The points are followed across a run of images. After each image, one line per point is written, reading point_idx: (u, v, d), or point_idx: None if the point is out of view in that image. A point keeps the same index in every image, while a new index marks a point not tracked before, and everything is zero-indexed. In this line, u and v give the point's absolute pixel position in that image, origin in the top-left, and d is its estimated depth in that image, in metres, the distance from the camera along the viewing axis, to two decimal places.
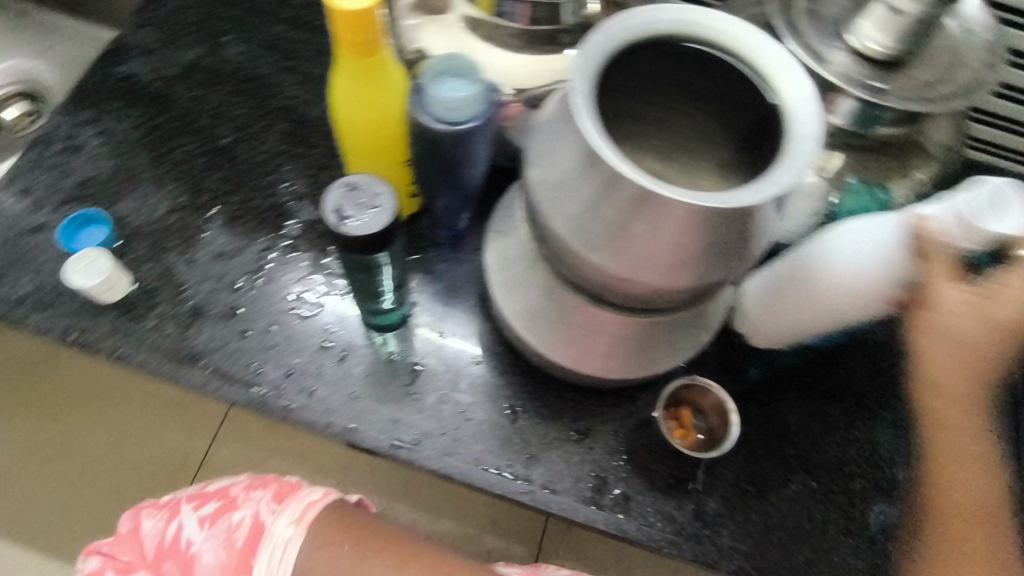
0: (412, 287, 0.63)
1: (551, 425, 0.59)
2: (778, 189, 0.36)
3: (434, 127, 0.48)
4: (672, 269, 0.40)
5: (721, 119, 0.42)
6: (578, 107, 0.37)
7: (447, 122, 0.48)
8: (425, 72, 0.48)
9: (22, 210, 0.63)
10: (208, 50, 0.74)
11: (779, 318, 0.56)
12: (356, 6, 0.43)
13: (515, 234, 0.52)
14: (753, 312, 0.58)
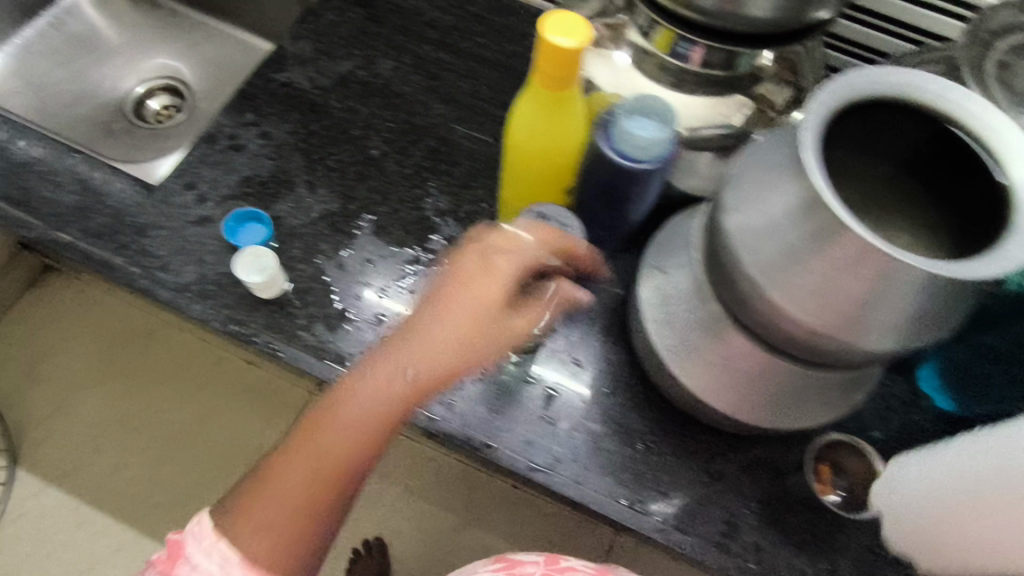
0: None
1: (682, 463, 0.59)
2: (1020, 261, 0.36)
3: (638, 169, 0.49)
4: (867, 330, 0.40)
5: (925, 176, 0.44)
6: (807, 163, 0.38)
7: (648, 160, 0.48)
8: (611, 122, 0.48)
9: (188, 203, 0.66)
10: (361, 63, 0.76)
11: (927, 508, 0.51)
12: (565, 46, 0.44)
13: (679, 272, 0.53)
14: (911, 480, 0.53)
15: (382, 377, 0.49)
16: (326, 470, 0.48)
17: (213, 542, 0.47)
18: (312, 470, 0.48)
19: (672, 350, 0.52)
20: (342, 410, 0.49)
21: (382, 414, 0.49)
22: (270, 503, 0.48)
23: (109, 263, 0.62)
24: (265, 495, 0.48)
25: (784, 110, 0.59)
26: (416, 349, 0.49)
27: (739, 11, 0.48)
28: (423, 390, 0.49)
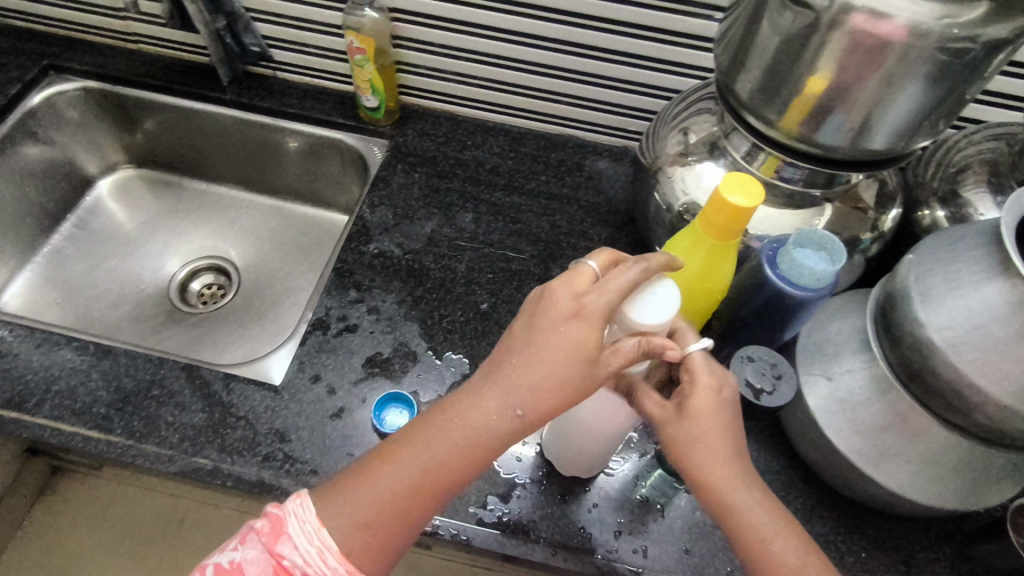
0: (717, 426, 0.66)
1: (878, 558, 0.59)
2: None
3: (819, 295, 0.52)
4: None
5: None
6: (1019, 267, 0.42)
7: (827, 285, 0.52)
8: (776, 264, 0.53)
9: (320, 395, 0.65)
10: (442, 221, 0.80)
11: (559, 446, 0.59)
12: (740, 204, 0.49)
13: (856, 376, 0.55)
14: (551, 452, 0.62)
15: (490, 411, 0.45)
16: (431, 479, 0.45)
17: (319, 526, 0.44)
18: (416, 474, 0.45)
19: (865, 455, 0.54)
20: (458, 417, 0.46)
21: (475, 448, 0.45)
22: (384, 486, 0.45)
23: (259, 481, 0.59)
24: (376, 480, 0.45)
25: (880, 211, 0.64)
26: (548, 394, 0.45)
27: (860, 145, 0.53)
28: (529, 431, 0.46)
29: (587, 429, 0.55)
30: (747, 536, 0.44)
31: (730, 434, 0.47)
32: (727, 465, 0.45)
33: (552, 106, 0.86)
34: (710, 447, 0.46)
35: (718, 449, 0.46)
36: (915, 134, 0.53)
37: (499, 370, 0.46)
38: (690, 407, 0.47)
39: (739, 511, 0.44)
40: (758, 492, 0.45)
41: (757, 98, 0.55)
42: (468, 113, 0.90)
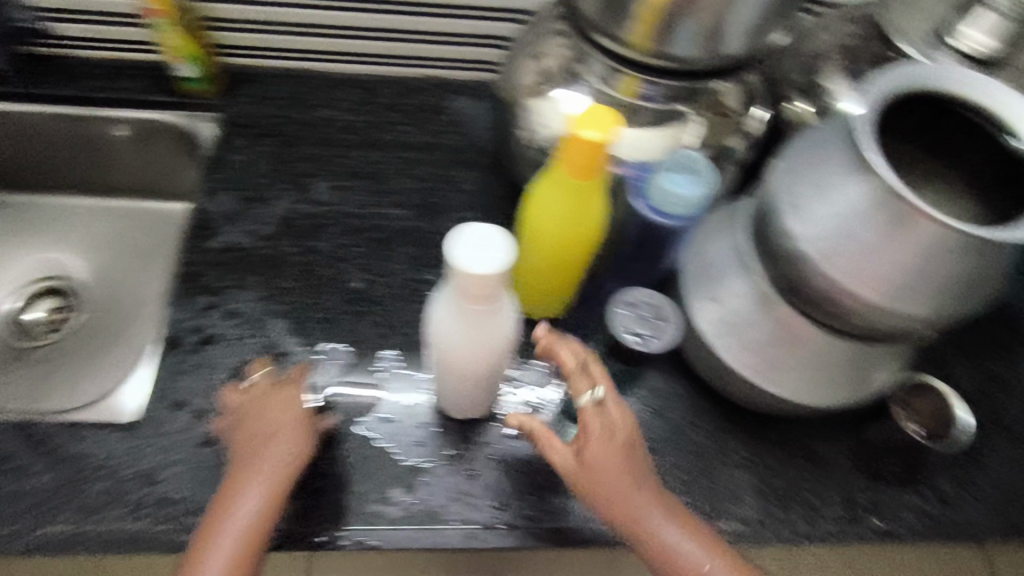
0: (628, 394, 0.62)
1: (783, 459, 0.61)
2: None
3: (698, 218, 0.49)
4: (952, 299, 0.43)
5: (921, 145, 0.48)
6: (880, 169, 0.40)
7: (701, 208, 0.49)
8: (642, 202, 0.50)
9: (185, 424, 0.57)
10: (296, 197, 0.71)
11: (456, 392, 0.55)
12: (593, 142, 0.44)
13: (740, 296, 0.54)
14: (451, 400, 0.58)
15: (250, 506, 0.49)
16: (246, 536, 0.48)
17: None
18: (232, 543, 0.47)
19: (756, 371, 0.54)
20: (230, 489, 0.50)
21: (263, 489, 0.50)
22: (217, 565, 0.46)
23: (131, 535, 0.52)
24: (223, 522, 0.48)
25: (745, 113, 0.62)
26: (284, 430, 0.52)
27: (713, 49, 0.50)
28: (291, 448, 0.52)
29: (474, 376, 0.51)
30: (677, 564, 0.48)
31: (631, 471, 0.50)
32: (638, 500, 0.49)
33: (400, 46, 0.76)
34: (617, 486, 0.49)
35: (618, 482, 0.50)
36: (766, 29, 0.50)
37: (226, 490, 0.50)
38: (587, 453, 0.51)
39: (655, 533, 0.49)
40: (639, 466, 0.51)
41: (600, 14, 0.50)
42: (305, 68, 0.78)
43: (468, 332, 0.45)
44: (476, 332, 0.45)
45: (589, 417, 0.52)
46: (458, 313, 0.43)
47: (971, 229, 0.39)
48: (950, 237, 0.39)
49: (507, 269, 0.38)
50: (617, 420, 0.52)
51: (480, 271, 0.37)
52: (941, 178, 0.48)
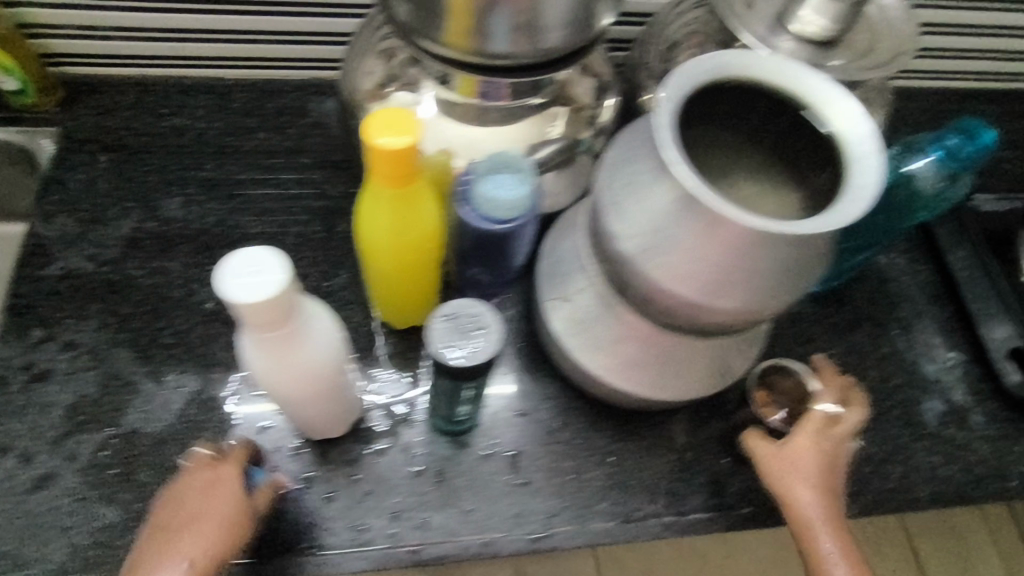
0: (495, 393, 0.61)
1: (654, 453, 0.61)
2: (859, 208, 0.39)
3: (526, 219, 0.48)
4: (774, 290, 0.42)
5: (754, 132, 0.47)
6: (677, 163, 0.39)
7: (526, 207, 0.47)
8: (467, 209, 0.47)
9: (12, 470, 0.53)
10: (143, 215, 0.66)
11: (304, 419, 0.52)
12: (397, 149, 0.41)
13: (584, 296, 0.52)
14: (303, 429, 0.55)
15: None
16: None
17: None
18: None
19: (610, 371, 0.53)
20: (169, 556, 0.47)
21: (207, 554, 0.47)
22: None
23: None
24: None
25: (596, 105, 0.61)
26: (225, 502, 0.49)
27: (534, 43, 0.48)
28: (227, 512, 0.49)
29: (313, 402, 0.49)
30: (811, 543, 0.53)
31: (823, 467, 0.55)
32: (812, 492, 0.54)
33: (254, 48, 0.73)
34: (801, 483, 0.54)
35: (814, 482, 0.54)
36: (587, 19, 0.48)
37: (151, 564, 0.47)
38: (799, 456, 0.55)
39: (813, 518, 0.53)
40: (825, 473, 0.55)
41: (414, 17, 0.48)
42: (154, 75, 0.74)
43: (280, 363, 0.42)
44: (292, 359, 0.42)
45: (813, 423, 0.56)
46: (258, 346, 0.40)
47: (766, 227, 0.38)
48: (753, 229, 0.38)
49: (287, 288, 0.36)
50: (825, 430, 0.56)
51: (254, 296, 0.35)
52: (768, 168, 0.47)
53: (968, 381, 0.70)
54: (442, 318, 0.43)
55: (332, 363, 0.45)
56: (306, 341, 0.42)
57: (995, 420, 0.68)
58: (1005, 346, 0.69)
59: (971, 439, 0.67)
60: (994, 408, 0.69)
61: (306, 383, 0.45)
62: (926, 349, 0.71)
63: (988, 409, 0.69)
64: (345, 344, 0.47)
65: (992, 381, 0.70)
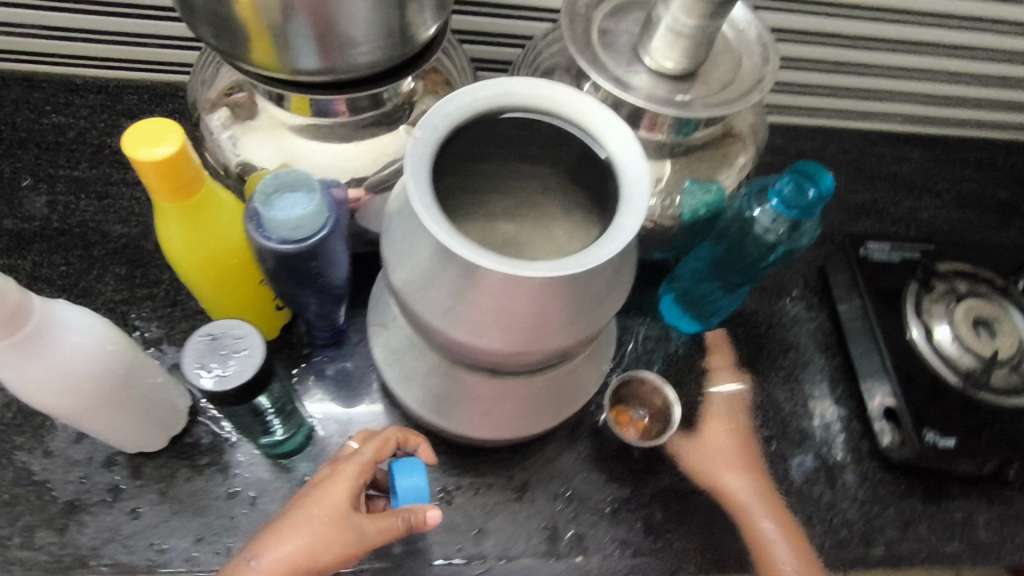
0: (308, 410, 0.60)
1: (489, 491, 0.59)
2: (609, 253, 0.37)
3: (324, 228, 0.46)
4: (540, 333, 0.40)
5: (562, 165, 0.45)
6: (420, 204, 0.37)
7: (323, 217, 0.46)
8: (264, 235, 0.45)
9: None
10: (5, 211, 0.66)
11: (112, 434, 0.51)
12: (165, 156, 0.40)
13: (395, 324, 0.51)
14: (122, 445, 0.54)
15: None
16: None
17: None
18: None
19: (421, 402, 0.52)
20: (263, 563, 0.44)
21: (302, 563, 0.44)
22: None
23: None
24: None
25: None
26: (321, 516, 0.45)
27: (345, 60, 0.47)
28: (350, 518, 0.46)
29: (102, 412, 0.48)
30: (749, 527, 0.58)
31: (739, 450, 0.62)
32: (733, 471, 0.60)
33: (139, 50, 0.72)
34: (724, 462, 0.60)
35: (738, 466, 0.60)
36: (399, 37, 0.47)
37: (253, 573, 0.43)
38: (711, 435, 0.62)
39: (751, 501, 0.59)
40: (739, 446, 0.62)
41: (220, 39, 0.46)
42: (43, 71, 0.74)
43: (33, 372, 0.42)
44: (49, 367, 0.42)
45: (715, 403, 0.65)
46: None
47: (502, 267, 0.36)
48: (496, 269, 0.36)
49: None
50: (733, 412, 0.64)
51: None
52: (569, 199, 0.45)
53: (847, 438, 0.66)
54: (203, 339, 0.42)
55: (105, 367, 0.45)
56: (55, 344, 0.42)
57: (870, 481, 0.64)
58: (882, 406, 0.65)
59: (839, 500, 0.63)
60: (871, 470, 0.65)
61: (79, 392, 0.45)
62: (807, 401, 0.68)
63: (864, 469, 0.65)
64: (127, 343, 0.47)
65: (871, 440, 0.65)
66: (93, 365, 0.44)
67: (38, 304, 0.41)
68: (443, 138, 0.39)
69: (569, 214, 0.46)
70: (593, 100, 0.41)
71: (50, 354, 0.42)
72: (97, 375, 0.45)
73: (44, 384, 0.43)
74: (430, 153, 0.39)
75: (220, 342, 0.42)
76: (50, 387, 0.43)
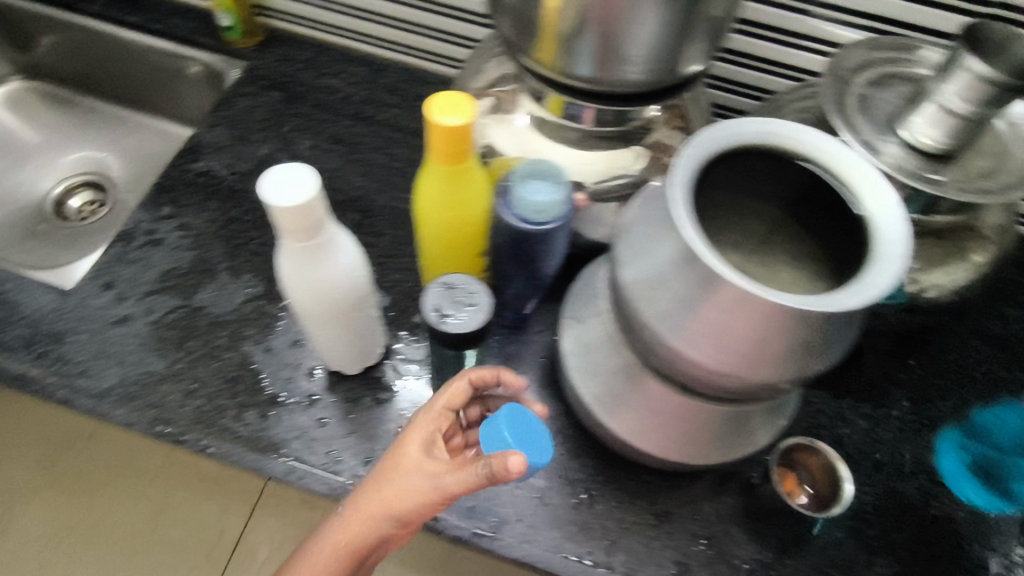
0: None
1: (628, 509, 0.59)
2: (859, 300, 0.37)
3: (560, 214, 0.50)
4: (753, 362, 0.41)
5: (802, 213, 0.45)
6: (678, 214, 0.40)
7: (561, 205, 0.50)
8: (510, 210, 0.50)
9: (108, 303, 0.65)
10: (279, 145, 0.78)
11: (326, 345, 0.59)
12: (453, 125, 0.47)
13: (595, 321, 0.54)
14: (325, 356, 0.61)
15: (334, 516, 0.52)
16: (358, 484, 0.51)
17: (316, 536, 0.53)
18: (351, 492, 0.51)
19: (598, 398, 0.54)
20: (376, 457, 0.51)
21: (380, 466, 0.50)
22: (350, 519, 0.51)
23: (26, 377, 0.61)
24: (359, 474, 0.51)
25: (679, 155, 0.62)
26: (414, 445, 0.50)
27: (617, 74, 0.52)
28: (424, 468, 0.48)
29: (332, 323, 0.55)
30: None
31: None
32: None
33: (414, 39, 0.83)
34: None
35: None
36: (671, 62, 0.51)
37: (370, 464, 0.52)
38: None
39: None
40: None
41: (517, 35, 0.53)
42: (331, 40, 0.87)
43: (308, 275, 0.49)
44: (320, 274, 0.49)
45: None
46: (290, 255, 0.47)
47: (744, 285, 0.37)
48: (735, 288, 0.38)
49: (317, 199, 0.43)
50: None
51: (288, 203, 0.41)
52: (801, 243, 0.46)
53: None
54: (441, 285, 0.47)
55: (351, 286, 0.52)
56: (331, 259, 0.49)
57: None
58: None
59: None
60: None
61: (327, 300, 0.52)
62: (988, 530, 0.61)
63: None
64: (368, 281, 0.54)
65: None
66: (345, 283, 0.51)
67: (329, 227, 0.47)
68: (707, 161, 0.42)
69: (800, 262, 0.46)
70: (861, 154, 0.41)
71: (324, 265, 0.49)
72: (344, 291, 0.52)
73: (309, 286, 0.50)
74: (694, 169, 0.41)
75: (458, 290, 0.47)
76: (312, 289, 0.50)
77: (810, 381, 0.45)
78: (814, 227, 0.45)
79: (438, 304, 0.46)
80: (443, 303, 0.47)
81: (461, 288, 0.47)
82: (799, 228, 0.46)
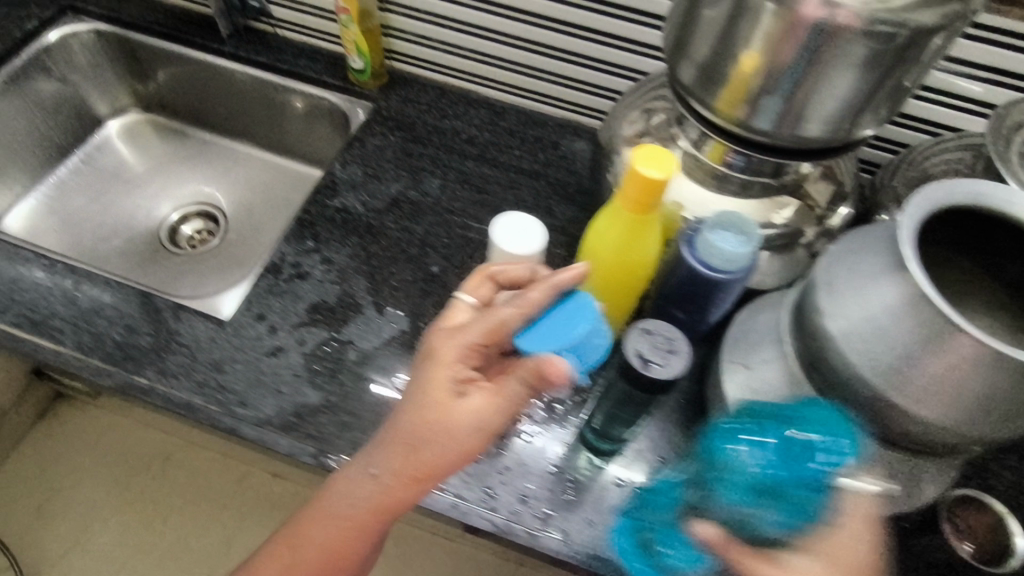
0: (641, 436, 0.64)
1: None
2: None
3: (748, 263, 0.51)
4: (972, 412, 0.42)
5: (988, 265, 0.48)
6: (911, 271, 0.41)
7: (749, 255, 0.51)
8: (698, 258, 0.52)
9: (261, 333, 0.67)
10: (410, 183, 0.81)
11: None
12: (652, 176, 0.49)
13: (766, 367, 0.55)
14: None
15: (351, 472, 0.50)
16: (404, 424, 0.49)
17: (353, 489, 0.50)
18: (399, 435, 0.49)
19: None
20: (412, 391, 0.50)
21: (427, 400, 0.49)
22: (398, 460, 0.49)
23: (190, 404, 0.62)
24: (399, 413, 0.49)
25: (829, 208, 0.63)
26: (455, 370, 0.50)
27: (795, 130, 0.53)
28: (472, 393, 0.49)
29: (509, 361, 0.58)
30: None
31: None
32: None
33: (538, 84, 0.86)
34: None
35: None
36: (853, 120, 0.52)
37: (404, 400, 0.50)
38: None
39: None
40: None
41: (699, 83, 0.55)
42: (453, 83, 0.91)
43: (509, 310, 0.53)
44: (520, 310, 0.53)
45: None
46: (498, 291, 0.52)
47: (991, 343, 0.39)
48: (975, 346, 0.39)
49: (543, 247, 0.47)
50: None
51: None
52: (980, 290, 0.50)
53: None
54: (642, 334, 0.49)
55: None
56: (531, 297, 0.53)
57: None
58: None
59: None
60: None
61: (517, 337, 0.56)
62: None
63: None
64: None
65: None
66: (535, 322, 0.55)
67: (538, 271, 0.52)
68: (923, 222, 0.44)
69: (985, 310, 0.49)
70: None
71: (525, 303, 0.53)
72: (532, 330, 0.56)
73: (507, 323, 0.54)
74: (915, 229, 0.43)
75: (658, 341, 0.49)
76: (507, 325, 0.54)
77: (1009, 437, 0.45)
78: (997, 273, 0.49)
79: (641, 353, 0.48)
80: (646, 352, 0.48)
81: (661, 337, 0.49)
82: (982, 277, 0.49)
